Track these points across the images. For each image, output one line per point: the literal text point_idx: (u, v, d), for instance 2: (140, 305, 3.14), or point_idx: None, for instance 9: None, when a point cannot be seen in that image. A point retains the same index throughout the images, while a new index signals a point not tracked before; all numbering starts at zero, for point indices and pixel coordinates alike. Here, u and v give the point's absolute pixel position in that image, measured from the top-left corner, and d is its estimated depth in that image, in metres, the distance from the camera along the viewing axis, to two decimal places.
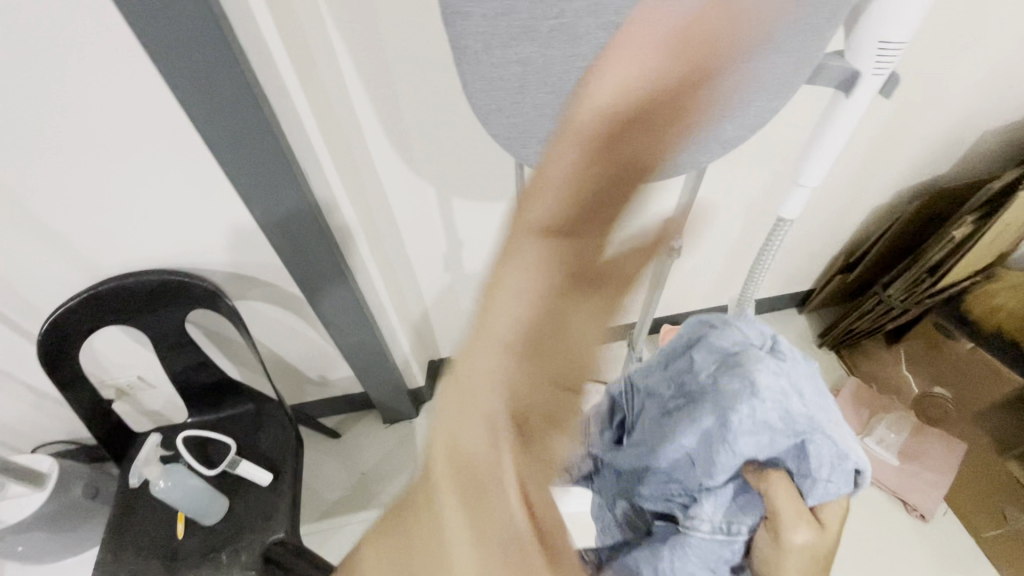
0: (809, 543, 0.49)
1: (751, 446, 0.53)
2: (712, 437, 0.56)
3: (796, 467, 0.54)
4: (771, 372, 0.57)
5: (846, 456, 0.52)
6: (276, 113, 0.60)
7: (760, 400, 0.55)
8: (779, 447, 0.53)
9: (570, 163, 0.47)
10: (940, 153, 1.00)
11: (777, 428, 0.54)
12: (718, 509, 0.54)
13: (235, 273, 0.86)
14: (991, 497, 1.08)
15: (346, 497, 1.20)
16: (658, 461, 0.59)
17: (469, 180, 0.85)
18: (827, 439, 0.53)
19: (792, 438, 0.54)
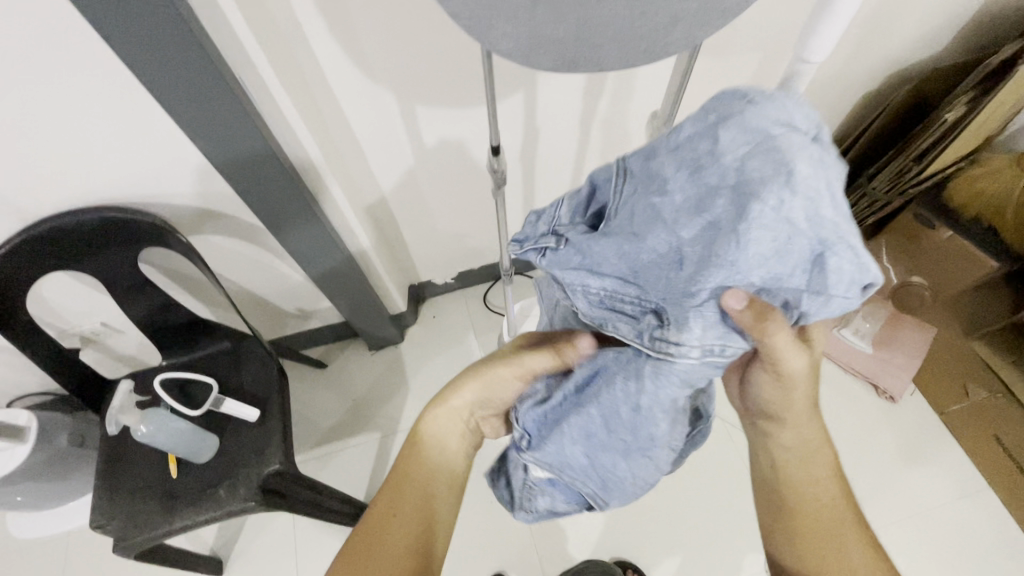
0: (797, 371, 0.49)
1: (757, 256, 0.40)
2: (715, 235, 0.42)
3: (808, 284, 0.42)
4: (813, 161, 0.40)
5: (869, 270, 0.41)
6: (191, 9, 0.51)
7: (789, 197, 0.39)
8: (792, 260, 0.41)
9: (548, 45, 0.40)
10: (939, 26, 0.92)
11: (799, 231, 0.40)
12: (705, 332, 0.43)
13: (182, 206, 0.79)
14: (954, 375, 1.15)
15: (340, 423, 1.21)
16: (641, 260, 0.46)
17: (433, 85, 0.76)
18: (852, 249, 0.40)
19: (808, 254, 0.41)
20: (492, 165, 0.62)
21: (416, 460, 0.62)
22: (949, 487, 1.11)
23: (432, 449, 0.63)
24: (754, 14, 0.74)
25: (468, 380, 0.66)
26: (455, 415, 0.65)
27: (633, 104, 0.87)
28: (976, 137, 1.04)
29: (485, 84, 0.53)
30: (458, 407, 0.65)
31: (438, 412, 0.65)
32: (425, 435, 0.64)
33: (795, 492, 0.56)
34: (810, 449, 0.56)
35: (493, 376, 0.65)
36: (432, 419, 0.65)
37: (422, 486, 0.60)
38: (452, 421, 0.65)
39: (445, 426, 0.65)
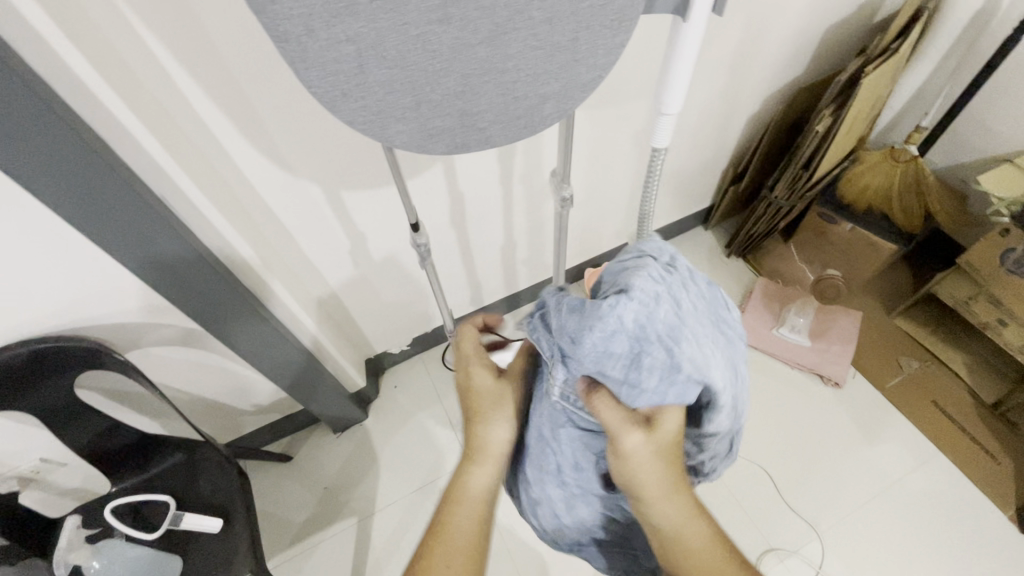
0: (632, 454, 0.49)
1: (589, 343, 0.47)
2: (570, 318, 0.49)
3: (626, 374, 0.48)
4: (652, 279, 0.50)
5: (679, 368, 0.48)
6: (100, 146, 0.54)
7: (624, 301, 0.47)
8: (616, 354, 0.47)
9: (439, 135, 0.45)
10: (793, 56, 1.07)
11: (625, 330, 0.47)
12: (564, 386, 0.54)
13: (115, 325, 0.78)
14: (884, 352, 1.27)
15: (312, 516, 1.17)
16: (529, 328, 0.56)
17: (352, 172, 0.81)
18: (665, 351, 0.48)
19: (628, 353, 0.48)
20: (414, 241, 0.66)
21: (461, 516, 0.55)
22: (908, 457, 1.16)
23: (479, 501, 0.56)
24: (633, 65, 0.83)
25: (479, 421, 0.59)
26: (488, 455, 0.58)
27: (545, 159, 0.95)
28: (848, 140, 1.18)
29: (394, 171, 0.58)
30: (495, 447, 0.58)
31: (480, 463, 0.58)
32: (468, 490, 0.56)
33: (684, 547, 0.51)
34: (684, 527, 0.51)
35: (491, 406, 0.59)
36: (480, 475, 0.57)
37: (474, 537, 0.54)
38: (492, 466, 0.58)
39: (492, 472, 0.57)
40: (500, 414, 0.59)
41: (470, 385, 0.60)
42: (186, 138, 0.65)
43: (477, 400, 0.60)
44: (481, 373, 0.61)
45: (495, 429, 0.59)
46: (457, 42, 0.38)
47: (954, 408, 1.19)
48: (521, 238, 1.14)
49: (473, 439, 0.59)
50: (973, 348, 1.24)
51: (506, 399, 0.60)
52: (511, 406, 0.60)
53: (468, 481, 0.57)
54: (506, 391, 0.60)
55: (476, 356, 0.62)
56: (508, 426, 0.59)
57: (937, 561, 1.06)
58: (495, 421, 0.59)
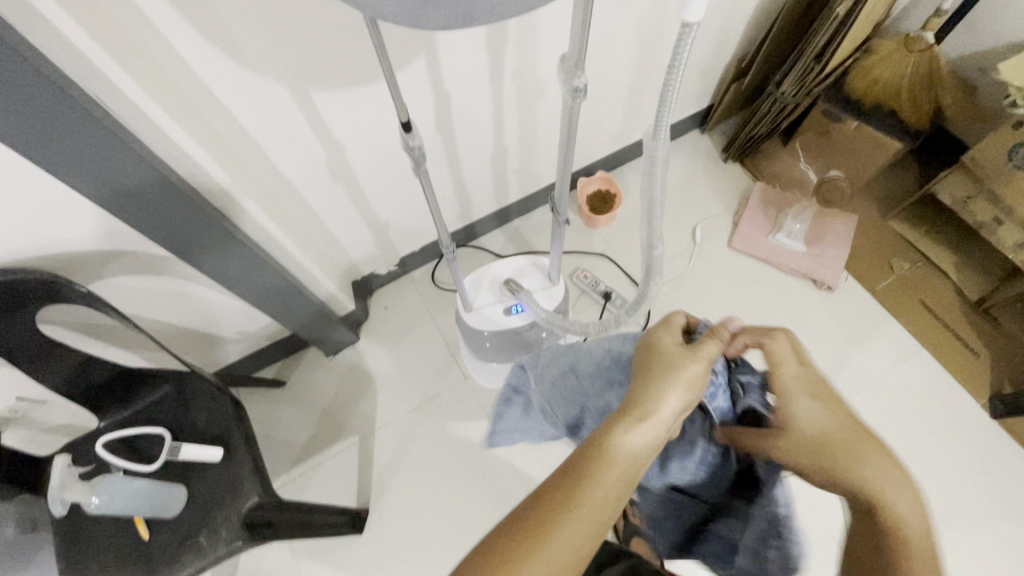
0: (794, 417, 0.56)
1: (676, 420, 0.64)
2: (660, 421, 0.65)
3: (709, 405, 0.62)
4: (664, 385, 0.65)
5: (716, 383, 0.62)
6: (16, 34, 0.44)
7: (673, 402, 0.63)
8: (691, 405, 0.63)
9: (435, 4, 0.36)
10: None
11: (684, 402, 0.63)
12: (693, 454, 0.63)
13: (69, 254, 0.70)
14: (879, 255, 1.27)
15: (312, 437, 1.17)
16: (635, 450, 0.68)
17: (322, 68, 0.70)
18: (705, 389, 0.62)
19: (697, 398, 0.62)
20: (406, 144, 0.58)
21: (601, 467, 0.49)
22: (892, 354, 1.20)
23: (624, 465, 0.50)
24: None
25: (650, 379, 0.55)
26: (648, 418, 0.52)
27: (538, 50, 0.84)
28: (866, 24, 1.07)
29: (378, 59, 0.49)
30: (662, 417, 0.52)
31: (643, 423, 0.52)
32: (622, 448, 0.50)
33: (896, 528, 0.49)
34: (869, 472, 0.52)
35: (677, 369, 0.55)
36: (638, 437, 0.51)
37: (612, 500, 0.48)
38: (655, 431, 0.52)
39: (646, 441, 0.51)
40: (683, 377, 0.55)
41: (664, 345, 0.59)
42: (117, 24, 0.53)
43: (662, 360, 0.57)
44: (672, 338, 0.60)
45: (671, 392, 0.54)
46: None
47: (941, 308, 1.22)
48: (513, 144, 1.04)
49: (645, 392, 0.54)
50: (963, 248, 1.25)
51: (696, 369, 0.55)
52: (697, 380, 0.55)
53: (623, 431, 0.51)
54: (701, 361, 0.56)
55: (672, 325, 0.62)
56: (685, 395, 0.54)
57: (914, 447, 1.13)
58: (677, 385, 0.54)
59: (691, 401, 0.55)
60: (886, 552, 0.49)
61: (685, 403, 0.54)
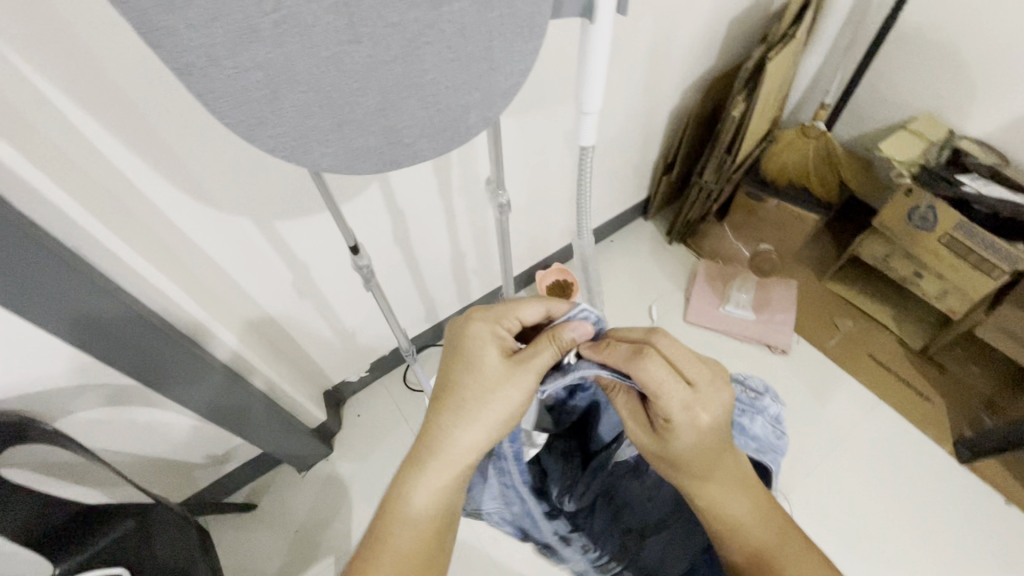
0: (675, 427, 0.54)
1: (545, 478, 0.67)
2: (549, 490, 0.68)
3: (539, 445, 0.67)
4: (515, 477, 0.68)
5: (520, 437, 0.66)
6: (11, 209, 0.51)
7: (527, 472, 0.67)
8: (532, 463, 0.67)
9: (365, 155, 0.44)
10: (704, 48, 1.13)
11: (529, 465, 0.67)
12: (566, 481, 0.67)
13: (37, 394, 0.72)
14: (823, 314, 1.36)
15: (285, 563, 1.11)
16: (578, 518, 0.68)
17: (284, 201, 0.78)
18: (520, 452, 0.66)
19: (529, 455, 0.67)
20: (356, 263, 0.64)
21: (395, 530, 0.53)
22: (855, 411, 1.24)
23: (419, 518, 0.54)
24: (554, 70, 0.85)
25: (451, 413, 0.56)
26: (439, 461, 0.55)
27: (480, 168, 0.96)
28: (764, 120, 1.25)
29: (326, 195, 0.57)
30: (457, 456, 0.55)
31: (433, 466, 0.55)
32: (412, 497, 0.54)
33: (728, 521, 0.57)
34: (722, 487, 0.56)
35: (479, 394, 0.56)
36: (430, 481, 0.54)
37: (417, 555, 0.53)
38: (447, 472, 0.55)
39: (438, 483, 0.55)
40: (484, 407, 0.55)
41: (474, 358, 0.57)
42: (99, 187, 0.60)
43: (466, 382, 0.57)
44: (485, 348, 0.57)
45: (467, 427, 0.55)
46: (371, 61, 0.38)
47: (891, 359, 1.29)
48: (468, 248, 1.14)
49: (442, 428, 0.56)
50: (896, 300, 1.35)
51: (499, 399, 0.55)
52: (506, 412, 0.56)
53: (416, 479, 0.54)
54: (510, 387, 0.55)
55: (487, 325, 0.59)
56: (487, 429, 0.56)
57: (892, 501, 1.14)
58: (473, 418, 0.55)
59: (494, 434, 0.56)
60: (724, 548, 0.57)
61: (486, 436, 0.56)
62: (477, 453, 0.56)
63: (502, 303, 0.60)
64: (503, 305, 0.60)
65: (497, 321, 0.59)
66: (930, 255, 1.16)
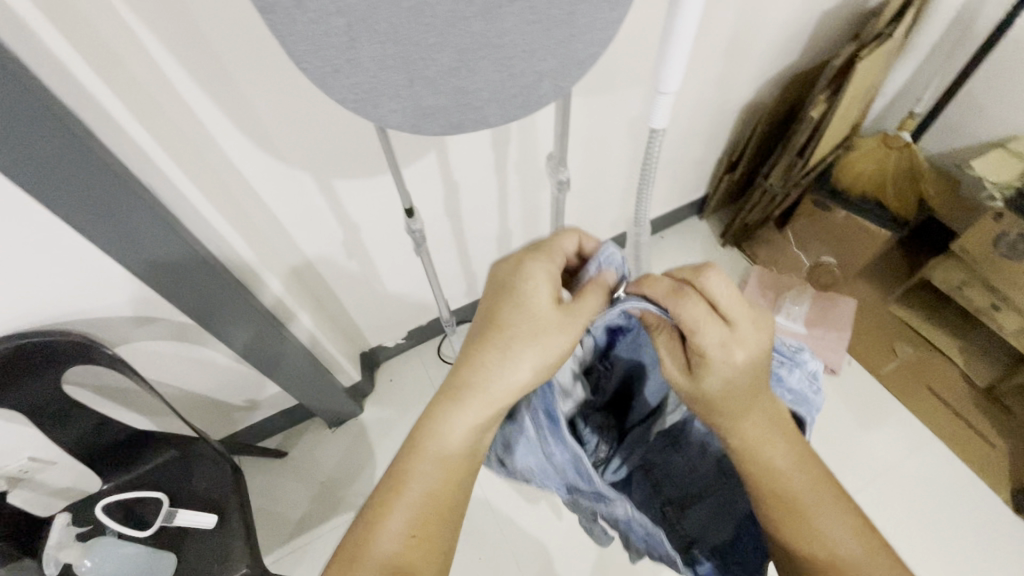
0: (714, 364, 0.52)
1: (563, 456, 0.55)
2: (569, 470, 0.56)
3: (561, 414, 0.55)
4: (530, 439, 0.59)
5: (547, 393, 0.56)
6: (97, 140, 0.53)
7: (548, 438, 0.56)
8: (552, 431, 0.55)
9: (434, 114, 0.43)
10: (788, 41, 1.06)
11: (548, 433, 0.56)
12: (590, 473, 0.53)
13: (105, 323, 0.77)
14: (881, 338, 1.28)
15: (308, 512, 1.16)
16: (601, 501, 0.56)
17: (345, 160, 0.79)
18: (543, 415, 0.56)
19: (550, 420, 0.55)
20: (409, 227, 0.65)
21: (426, 458, 0.53)
22: (904, 443, 1.17)
23: (451, 452, 0.53)
24: (627, 51, 0.82)
25: (494, 350, 0.55)
26: (478, 397, 0.54)
27: (539, 146, 0.94)
28: (843, 124, 1.17)
29: (387, 155, 0.57)
30: (496, 392, 0.54)
31: (467, 402, 0.54)
32: (442, 432, 0.53)
33: (770, 472, 0.53)
34: (762, 433, 0.53)
35: (524, 331, 0.54)
36: (462, 418, 0.53)
37: (441, 488, 0.53)
38: (481, 411, 0.54)
39: (471, 421, 0.53)
40: (527, 350, 0.54)
41: (522, 295, 0.55)
42: (175, 128, 0.63)
43: (511, 322, 0.55)
44: (535, 287, 0.55)
45: (505, 368, 0.54)
46: (451, 16, 0.37)
47: (951, 394, 1.20)
48: (517, 227, 1.13)
49: (481, 365, 0.54)
50: (965, 333, 1.25)
51: (543, 342, 0.54)
52: (549, 359, 0.54)
53: (448, 414, 0.53)
54: (557, 332, 0.54)
55: (540, 262, 0.57)
56: (527, 373, 0.54)
57: (932, 543, 1.07)
58: (513, 359, 0.54)
59: (535, 381, 0.55)
60: (763, 505, 0.53)
61: (526, 380, 0.54)
62: (515, 393, 0.54)
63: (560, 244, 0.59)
64: (559, 245, 0.59)
65: (552, 259, 0.57)
66: (1012, 286, 1.06)
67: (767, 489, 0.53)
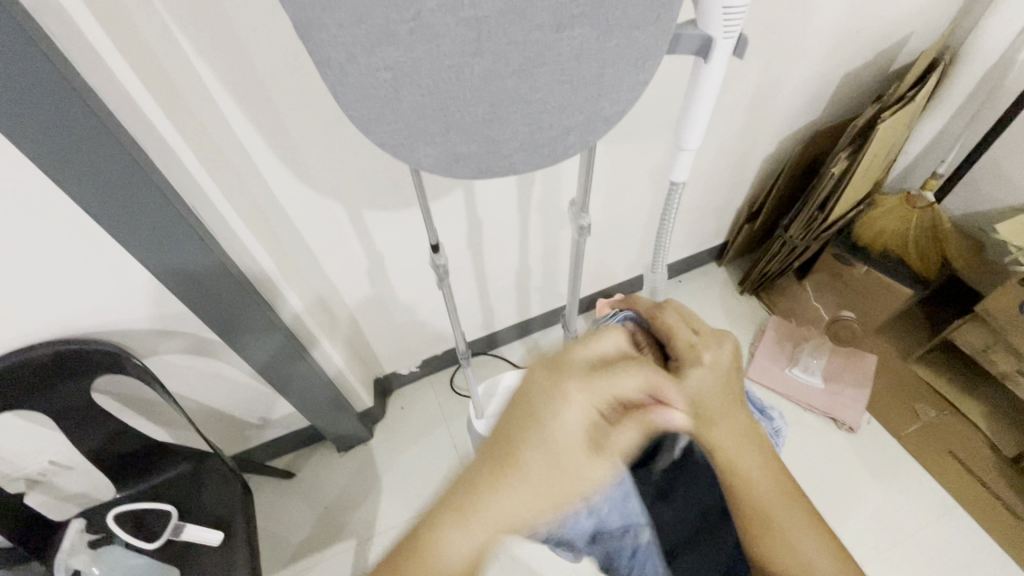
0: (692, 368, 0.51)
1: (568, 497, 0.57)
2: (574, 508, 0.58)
3: None
4: None
5: None
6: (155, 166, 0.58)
7: None
8: None
9: (466, 160, 0.46)
10: (811, 99, 1.09)
11: None
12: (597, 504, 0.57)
13: (137, 334, 0.81)
14: (902, 398, 1.25)
15: (310, 536, 1.15)
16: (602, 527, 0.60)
17: (376, 192, 0.83)
18: None
19: None
20: (434, 261, 0.67)
21: None
22: (924, 510, 1.13)
23: None
24: (653, 104, 0.86)
25: (511, 473, 0.40)
26: (485, 524, 0.40)
27: (562, 188, 0.97)
28: (865, 181, 1.18)
29: (418, 193, 0.60)
30: (506, 523, 0.40)
31: (468, 533, 0.40)
32: (433, 563, 0.39)
33: (748, 488, 0.50)
34: (741, 447, 0.50)
35: (554, 459, 0.40)
36: (459, 549, 0.40)
37: None
38: (484, 543, 0.40)
39: (469, 553, 0.40)
40: (562, 482, 0.40)
41: (562, 410, 0.42)
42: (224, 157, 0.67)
43: (541, 441, 0.41)
44: (579, 405, 0.42)
45: (529, 500, 0.40)
46: (488, 75, 0.40)
47: (976, 462, 1.16)
48: (536, 264, 1.15)
49: (495, 490, 0.40)
50: (989, 399, 1.21)
51: (586, 473, 0.41)
52: (587, 489, 0.42)
53: (441, 540, 0.40)
54: (602, 463, 0.42)
55: (588, 372, 0.44)
56: (555, 505, 0.41)
57: None
58: (542, 490, 0.40)
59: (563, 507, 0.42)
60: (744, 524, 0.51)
61: (550, 512, 0.41)
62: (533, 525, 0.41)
63: (609, 348, 0.47)
64: (607, 351, 0.47)
65: (604, 369, 0.44)
66: None
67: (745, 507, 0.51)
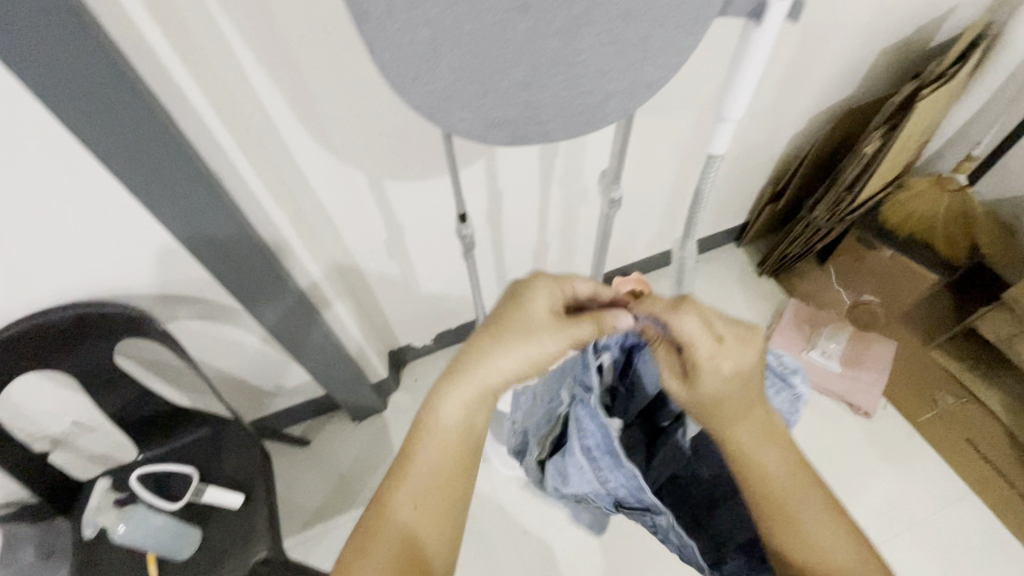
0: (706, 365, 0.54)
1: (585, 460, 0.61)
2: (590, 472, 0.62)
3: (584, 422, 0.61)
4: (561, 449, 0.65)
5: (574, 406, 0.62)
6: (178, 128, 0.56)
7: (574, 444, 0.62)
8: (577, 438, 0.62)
9: (501, 125, 0.45)
10: (846, 74, 1.05)
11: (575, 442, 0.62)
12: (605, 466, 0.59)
13: (156, 298, 0.80)
14: (920, 384, 1.23)
15: (325, 502, 1.18)
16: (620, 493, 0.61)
17: (397, 161, 0.81)
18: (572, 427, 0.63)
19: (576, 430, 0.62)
20: (460, 231, 0.66)
21: (427, 443, 0.55)
22: (934, 495, 1.13)
23: (449, 433, 0.56)
24: (685, 75, 0.82)
25: (486, 348, 0.57)
26: (476, 384, 0.56)
27: (585, 161, 0.95)
28: (896, 162, 1.14)
29: (447, 160, 0.58)
30: (489, 385, 0.57)
31: (461, 393, 0.56)
32: (440, 418, 0.55)
33: (768, 482, 0.53)
34: (759, 444, 0.54)
35: (520, 336, 0.58)
36: (457, 404, 0.56)
37: (438, 472, 0.55)
38: (473, 401, 0.56)
39: (464, 406, 0.56)
40: (530, 352, 0.58)
41: (523, 306, 0.60)
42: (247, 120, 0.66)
43: (511, 328, 0.58)
44: (535, 301, 0.60)
45: (502, 365, 0.57)
46: (531, 33, 0.38)
47: (991, 449, 1.15)
48: (554, 239, 1.13)
49: (478, 360, 0.57)
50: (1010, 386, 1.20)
51: (544, 346, 0.58)
52: (548, 358, 0.58)
53: (444, 402, 0.56)
54: (553, 339, 0.58)
55: (542, 284, 0.61)
56: (522, 369, 0.58)
57: None
58: (513, 359, 0.57)
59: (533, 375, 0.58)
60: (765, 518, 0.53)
61: (522, 373, 0.58)
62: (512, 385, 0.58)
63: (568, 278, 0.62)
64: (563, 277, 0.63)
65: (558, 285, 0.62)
66: None
67: (764, 503, 0.53)
